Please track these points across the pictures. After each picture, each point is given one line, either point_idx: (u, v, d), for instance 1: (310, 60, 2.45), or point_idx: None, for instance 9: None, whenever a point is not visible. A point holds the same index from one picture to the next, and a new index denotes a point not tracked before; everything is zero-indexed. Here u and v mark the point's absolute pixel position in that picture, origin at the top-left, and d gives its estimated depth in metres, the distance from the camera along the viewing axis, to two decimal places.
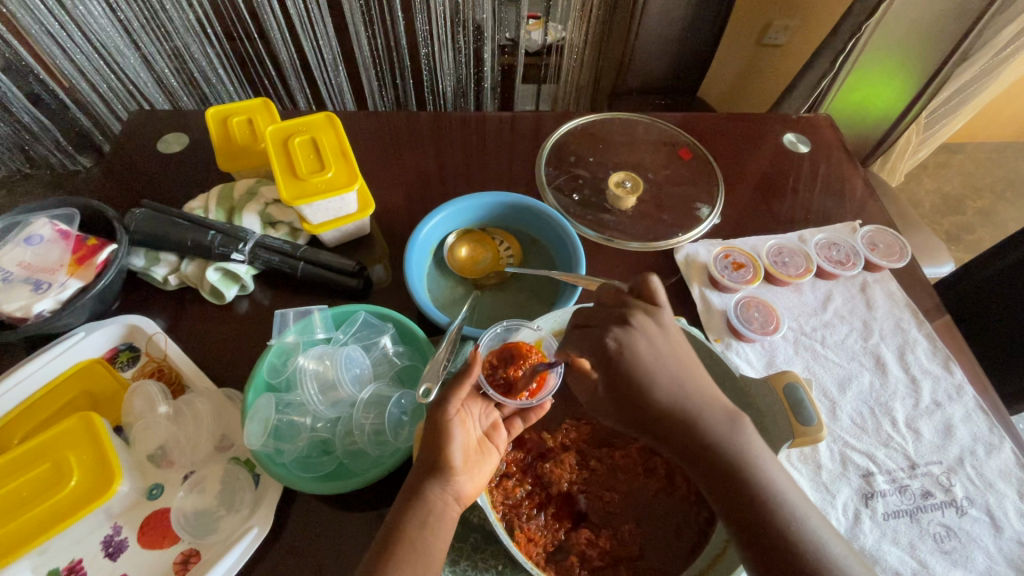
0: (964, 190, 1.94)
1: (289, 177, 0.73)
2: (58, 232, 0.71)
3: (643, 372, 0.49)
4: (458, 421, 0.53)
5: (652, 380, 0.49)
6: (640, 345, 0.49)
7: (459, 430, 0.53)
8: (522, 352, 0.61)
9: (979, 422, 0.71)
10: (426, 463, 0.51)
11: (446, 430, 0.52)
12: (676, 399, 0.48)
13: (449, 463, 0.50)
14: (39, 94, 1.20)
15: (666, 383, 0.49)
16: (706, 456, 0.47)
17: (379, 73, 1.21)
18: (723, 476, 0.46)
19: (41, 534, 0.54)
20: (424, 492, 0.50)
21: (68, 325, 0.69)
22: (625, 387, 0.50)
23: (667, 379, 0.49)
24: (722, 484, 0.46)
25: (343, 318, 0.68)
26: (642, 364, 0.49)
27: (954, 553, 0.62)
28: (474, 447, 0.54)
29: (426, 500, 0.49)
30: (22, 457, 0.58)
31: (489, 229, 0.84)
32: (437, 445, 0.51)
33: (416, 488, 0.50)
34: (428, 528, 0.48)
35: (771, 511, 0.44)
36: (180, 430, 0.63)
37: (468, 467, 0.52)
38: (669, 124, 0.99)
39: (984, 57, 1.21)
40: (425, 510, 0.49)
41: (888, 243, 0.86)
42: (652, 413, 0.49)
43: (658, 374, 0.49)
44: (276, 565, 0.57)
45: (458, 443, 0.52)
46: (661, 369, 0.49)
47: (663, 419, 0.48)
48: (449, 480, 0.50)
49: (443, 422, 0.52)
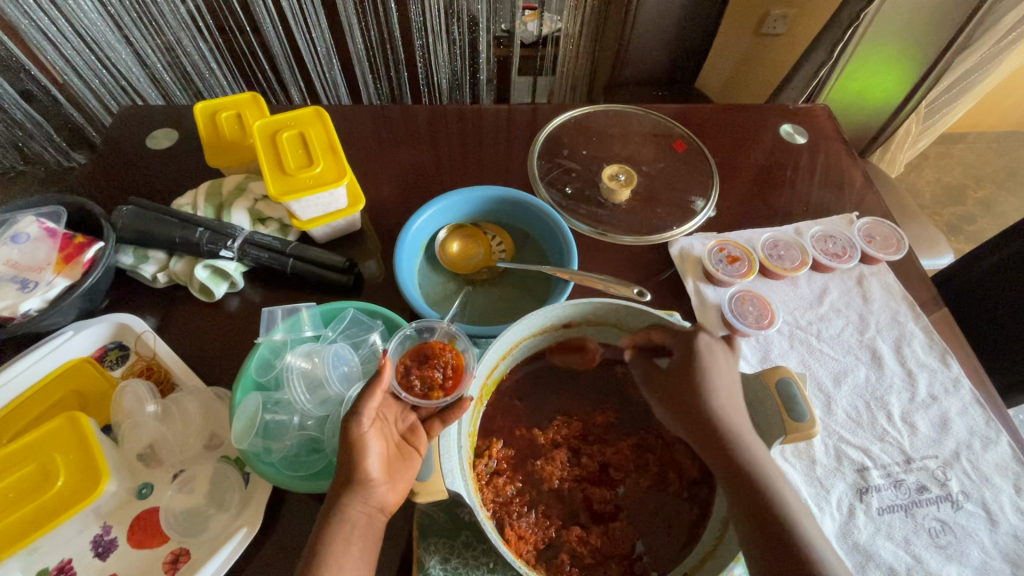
0: (965, 180, 1.92)
1: (277, 172, 0.72)
2: (44, 230, 0.70)
3: (703, 366, 0.56)
4: (374, 431, 0.52)
5: (706, 375, 0.56)
6: (711, 351, 0.58)
7: (375, 439, 0.52)
8: (433, 352, 0.62)
9: (976, 416, 0.70)
10: (343, 474, 0.50)
11: (360, 445, 0.51)
12: (720, 395, 0.55)
13: (367, 474, 0.49)
14: (30, 91, 1.20)
15: (716, 382, 0.55)
16: (728, 447, 0.51)
17: (373, 66, 1.20)
18: (741, 467, 0.50)
19: (28, 535, 0.54)
20: (344, 506, 0.49)
21: (56, 324, 0.69)
22: (685, 380, 0.56)
23: (717, 380, 0.56)
24: (737, 473, 0.50)
25: (331, 316, 0.68)
26: (711, 370, 0.56)
27: (949, 548, 0.61)
28: (392, 454, 0.53)
29: (346, 515, 0.48)
30: (9, 457, 0.57)
31: (481, 224, 0.83)
32: (352, 459, 0.50)
33: (335, 503, 0.49)
34: (351, 543, 0.48)
35: (779, 511, 0.48)
36: (169, 429, 0.63)
37: (388, 476, 0.51)
38: (665, 115, 0.97)
39: (986, 45, 1.19)
40: (345, 525, 0.48)
41: (885, 235, 0.85)
42: (695, 400, 0.55)
43: (712, 375, 0.56)
44: (266, 563, 0.57)
45: (375, 454, 0.51)
46: (717, 371, 0.56)
47: (702, 409, 0.54)
48: (369, 491, 0.50)
49: (358, 435, 0.51)
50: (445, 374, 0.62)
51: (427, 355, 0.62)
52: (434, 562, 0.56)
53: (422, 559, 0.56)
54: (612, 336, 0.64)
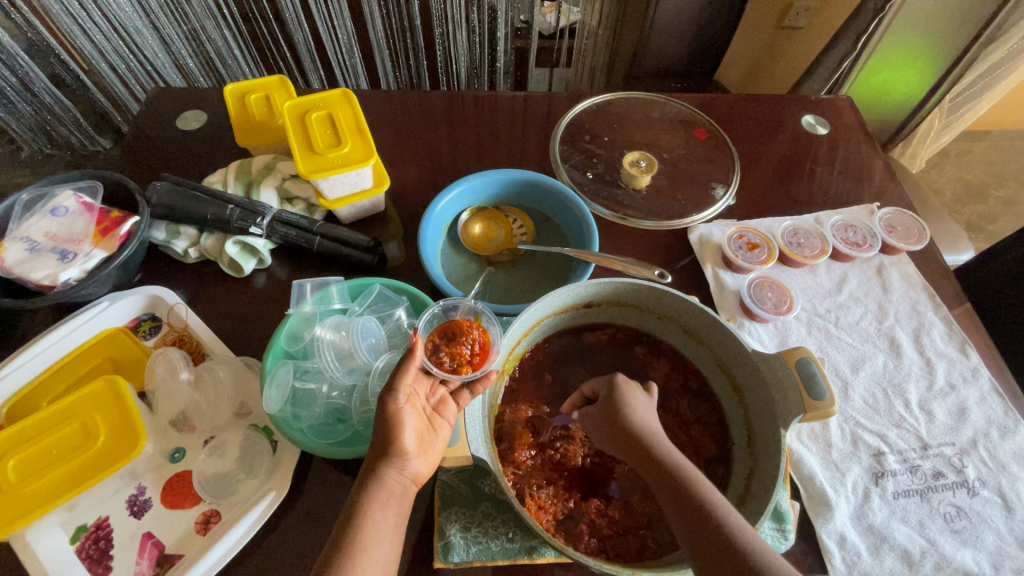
0: (987, 178, 1.90)
1: (306, 152, 0.73)
2: (82, 204, 0.72)
3: (625, 404, 0.55)
4: (409, 406, 0.54)
5: (630, 413, 0.54)
6: (630, 387, 0.57)
7: (410, 415, 0.53)
8: (462, 329, 0.63)
9: (995, 405, 0.71)
10: (379, 446, 0.52)
11: (396, 419, 0.52)
12: (651, 431, 0.53)
13: (402, 446, 0.51)
14: (60, 75, 1.23)
15: (645, 420, 0.55)
16: (671, 477, 0.50)
17: (393, 53, 1.21)
18: (687, 501, 0.47)
19: (70, 491, 0.56)
20: (379, 475, 0.50)
21: (93, 294, 0.71)
22: (611, 419, 0.55)
23: (646, 418, 0.55)
24: (687, 509, 0.47)
25: (358, 291, 0.70)
26: (635, 404, 0.56)
27: (964, 533, 0.62)
28: (424, 427, 0.54)
29: (381, 484, 0.50)
30: (51, 418, 0.60)
31: (503, 207, 0.85)
32: (389, 431, 0.51)
33: (371, 473, 0.51)
34: (388, 508, 0.50)
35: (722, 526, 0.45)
36: (201, 396, 0.65)
37: (421, 448, 0.53)
38: (685, 104, 0.98)
39: (1012, 40, 1.18)
40: (381, 492, 0.50)
41: (906, 226, 0.85)
42: (626, 440, 0.53)
43: (638, 411, 0.55)
44: (292, 527, 0.59)
45: (410, 427, 0.52)
46: (641, 408, 0.56)
47: (636, 448, 0.53)
48: (403, 463, 0.51)
49: (394, 411, 0.52)
50: (473, 350, 0.63)
51: (454, 332, 0.63)
52: (455, 530, 0.58)
53: (443, 527, 0.58)
54: (632, 317, 0.67)
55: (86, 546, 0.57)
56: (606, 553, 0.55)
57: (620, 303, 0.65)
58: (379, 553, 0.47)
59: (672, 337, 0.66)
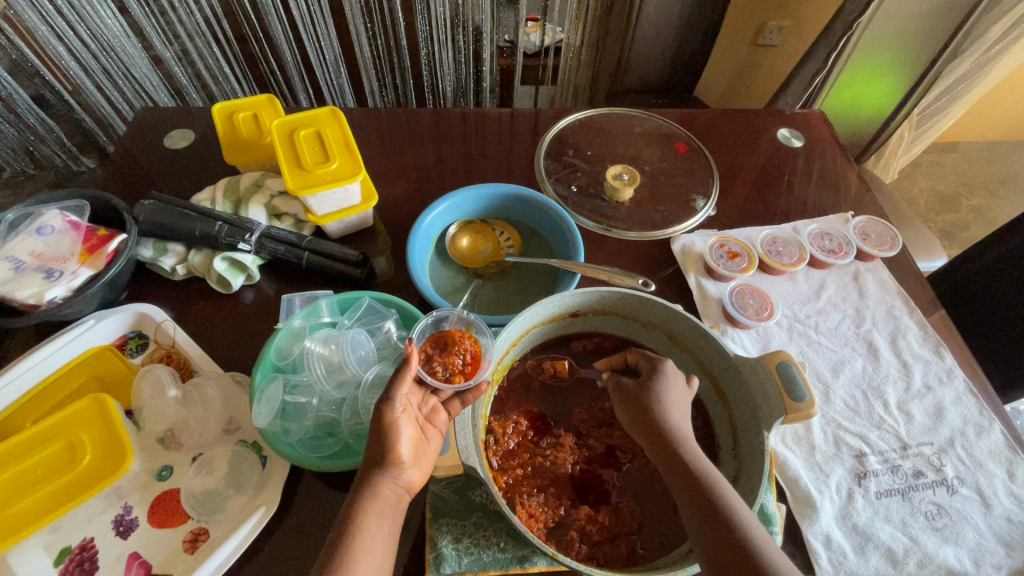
0: (958, 188, 1.96)
1: (295, 168, 0.75)
2: (68, 223, 0.72)
3: (660, 396, 0.56)
4: (406, 416, 0.54)
5: (662, 404, 0.56)
6: (674, 377, 0.58)
7: (407, 425, 0.53)
8: (454, 339, 0.64)
9: (970, 405, 0.73)
10: (373, 456, 0.52)
11: (394, 429, 0.52)
12: (679, 428, 0.55)
13: (397, 456, 0.51)
14: (43, 95, 1.22)
15: (675, 415, 0.56)
16: (689, 473, 0.50)
17: (379, 73, 1.23)
18: (701, 492, 0.49)
19: (54, 511, 0.55)
20: (373, 483, 0.51)
21: (78, 312, 0.71)
22: (642, 407, 0.57)
23: (675, 413, 0.56)
24: (701, 502, 0.48)
25: (348, 304, 0.71)
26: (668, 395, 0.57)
27: (945, 530, 0.63)
28: (418, 436, 0.55)
29: (376, 493, 0.50)
30: (37, 437, 0.59)
31: (490, 221, 0.86)
32: (385, 441, 0.51)
33: (365, 482, 0.51)
34: (383, 517, 0.50)
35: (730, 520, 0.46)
36: (189, 413, 0.65)
37: (415, 458, 0.53)
38: (665, 119, 1.01)
39: (974, 55, 1.24)
40: (375, 501, 0.50)
41: (880, 233, 0.89)
42: (657, 431, 0.54)
43: (670, 404, 0.56)
44: (283, 543, 0.59)
45: (406, 437, 0.52)
46: (674, 399, 0.57)
47: (660, 439, 0.54)
48: (398, 472, 0.51)
49: (392, 420, 0.52)
50: (464, 360, 0.63)
51: (446, 342, 0.64)
52: (446, 542, 0.58)
53: (434, 539, 0.58)
54: (617, 325, 0.68)
55: (70, 568, 0.57)
56: (597, 559, 0.55)
57: (604, 312, 0.67)
58: (371, 561, 0.47)
59: (656, 344, 0.67)
